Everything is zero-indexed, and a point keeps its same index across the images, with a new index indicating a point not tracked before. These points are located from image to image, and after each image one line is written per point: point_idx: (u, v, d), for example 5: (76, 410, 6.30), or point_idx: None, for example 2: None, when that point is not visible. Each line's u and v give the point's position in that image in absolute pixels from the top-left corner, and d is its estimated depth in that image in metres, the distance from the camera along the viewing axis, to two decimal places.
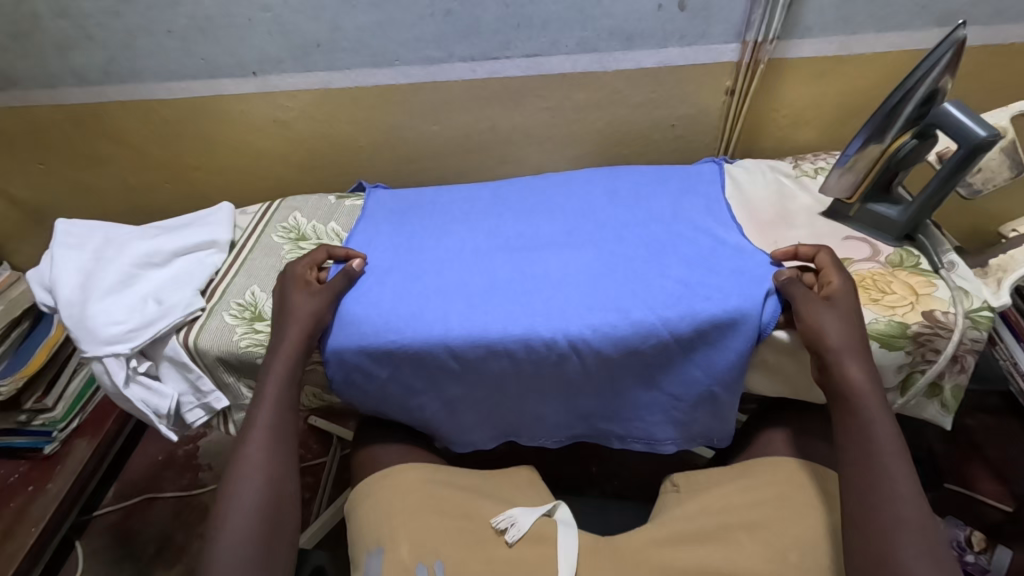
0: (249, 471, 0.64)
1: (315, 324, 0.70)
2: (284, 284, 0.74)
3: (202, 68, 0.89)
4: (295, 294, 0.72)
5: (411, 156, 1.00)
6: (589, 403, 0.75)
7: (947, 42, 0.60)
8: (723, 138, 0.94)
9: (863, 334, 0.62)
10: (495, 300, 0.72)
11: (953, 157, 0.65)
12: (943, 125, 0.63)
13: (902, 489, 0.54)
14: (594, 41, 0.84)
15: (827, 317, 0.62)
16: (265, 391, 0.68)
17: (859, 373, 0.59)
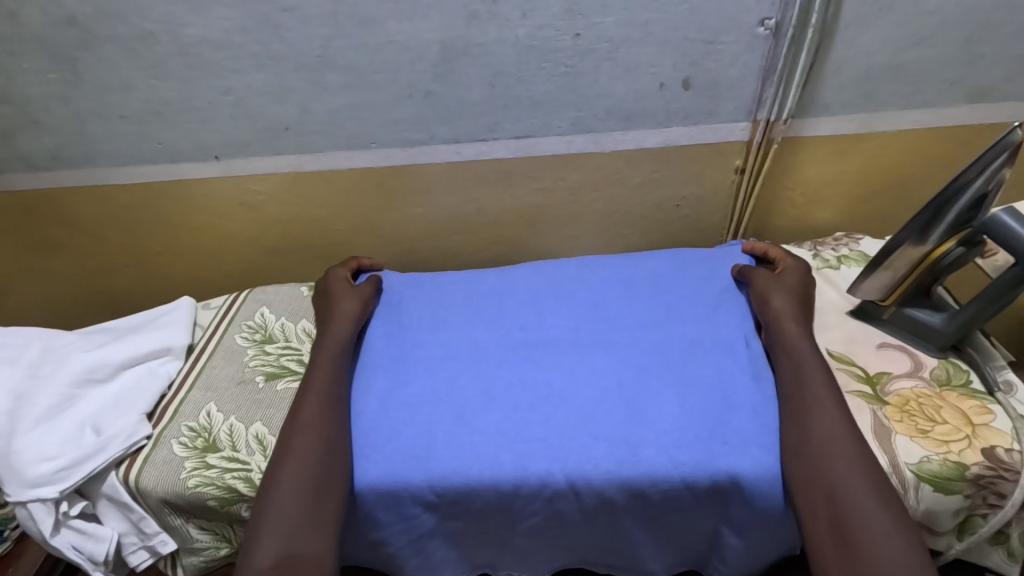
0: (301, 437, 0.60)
1: (358, 311, 0.74)
2: (329, 286, 0.78)
3: (161, 151, 0.81)
4: (340, 293, 0.77)
5: (393, 239, 0.91)
6: (583, 543, 0.64)
7: (1000, 143, 0.52)
8: (733, 219, 0.86)
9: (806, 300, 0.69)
10: (488, 417, 0.64)
11: (1008, 270, 0.56)
12: (997, 234, 0.54)
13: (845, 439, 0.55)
14: (590, 121, 0.76)
15: (771, 285, 0.69)
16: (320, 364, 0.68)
17: (794, 323, 0.65)
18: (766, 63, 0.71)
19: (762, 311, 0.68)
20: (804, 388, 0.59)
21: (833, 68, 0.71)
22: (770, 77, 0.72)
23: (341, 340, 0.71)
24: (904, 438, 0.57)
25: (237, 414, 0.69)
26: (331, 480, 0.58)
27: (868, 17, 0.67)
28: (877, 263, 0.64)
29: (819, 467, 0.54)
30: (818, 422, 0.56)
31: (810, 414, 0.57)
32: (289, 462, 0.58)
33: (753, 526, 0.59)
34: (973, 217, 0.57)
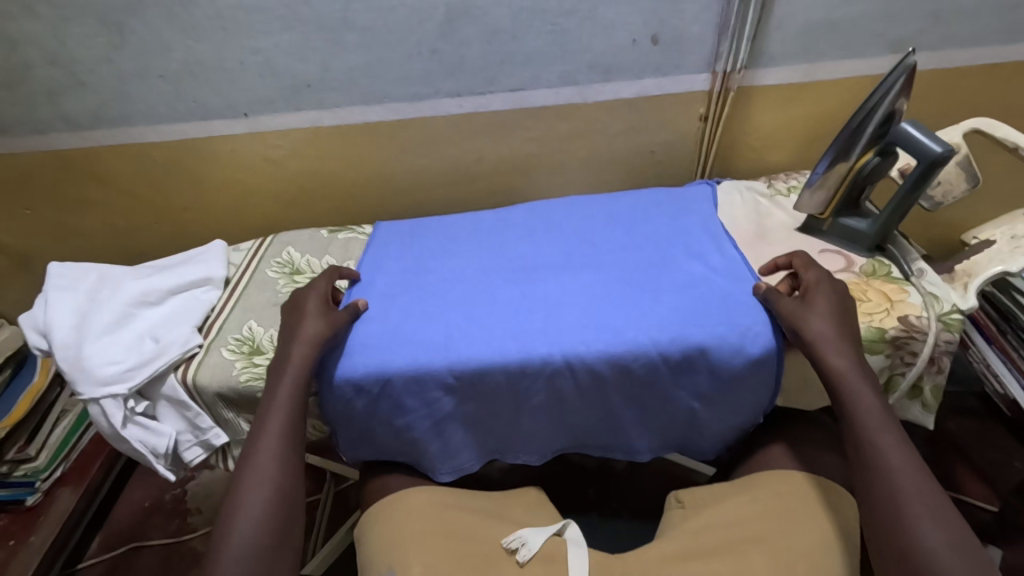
0: (258, 484, 0.63)
1: (323, 337, 0.70)
2: (301, 299, 0.75)
3: (194, 109, 0.91)
4: (308, 309, 0.73)
5: (400, 188, 1.02)
6: (578, 420, 0.76)
7: (900, 66, 0.66)
8: (700, 162, 0.99)
9: (847, 326, 0.65)
10: (495, 317, 0.75)
11: (913, 171, 0.70)
12: (902, 142, 0.68)
13: (908, 482, 0.56)
14: (574, 74, 0.89)
15: (804, 314, 0.66)
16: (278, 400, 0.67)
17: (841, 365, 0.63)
18: (721, 20, 0.84)
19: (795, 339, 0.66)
20: (861, 430, 0.60)
21: (777, 23, 0.85)
22: (726, 32, 0.85)
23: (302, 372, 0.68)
24: None
25: (276, 326, 0.79)
26: (287, 529, 0.63)
27: None
28: (815, 183, 0.75)
29: (885, 516, 0.55)
30: (882, 476, 0.57)
31: (874, 455, 0.58)
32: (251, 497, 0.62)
33: (718, 394, 0.71)
34: (884, 132, 0.71)
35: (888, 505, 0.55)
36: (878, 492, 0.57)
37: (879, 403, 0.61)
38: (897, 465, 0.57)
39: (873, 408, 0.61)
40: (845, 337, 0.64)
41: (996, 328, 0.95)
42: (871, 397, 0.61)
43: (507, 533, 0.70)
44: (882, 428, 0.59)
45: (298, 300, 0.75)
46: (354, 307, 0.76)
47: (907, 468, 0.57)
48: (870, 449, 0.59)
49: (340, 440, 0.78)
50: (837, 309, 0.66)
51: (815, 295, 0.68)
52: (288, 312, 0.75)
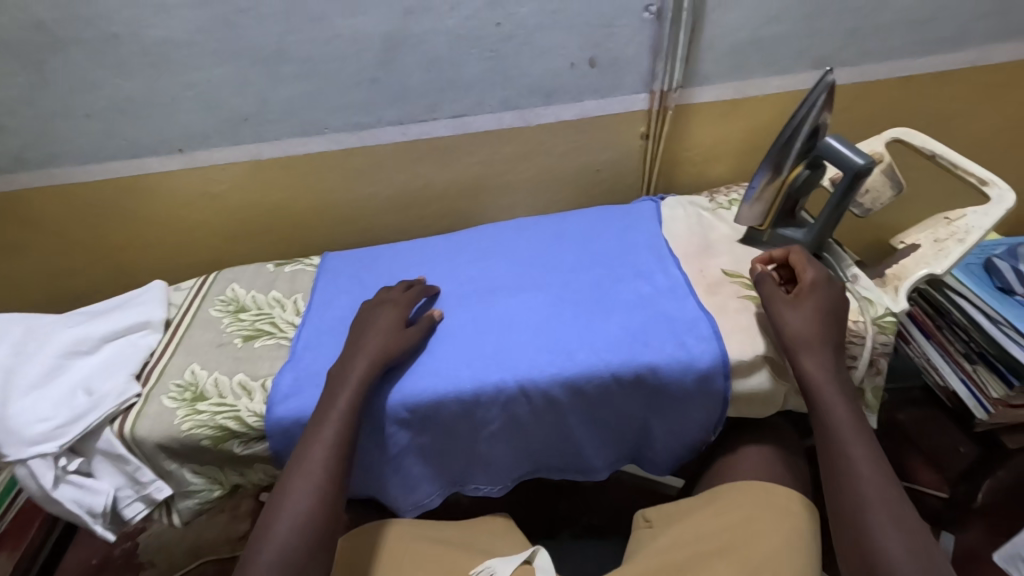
0: (293, 505, 0.61)
1: (388, 352, 0.70)
2: (370, 318, 0.75)
3: (126, 147, 0.88)
4: (376, 325, 0.73)
5: (348, 217, 1.00)
6: (537, 444, 0.76)
7: (820, 85, 0.69)
8: (644, 179, 1.01)
9: (828, 332, 0.67)
10: (448, 346, 0.74)
11: (841, 182, 0.72)
12: (828, 155, 0.71)
13: (878, 494, 0.58)
14: (516, 99, 0.90)
15: (789, 315, 0.68)
16: (325, 418, 0.65)
17: (812, 369, 0.65)
18: (654, 42, 0.86)
19: (783, 341, 0.67)
20: (836, 441, 0.62)
21: (707, 44, 0.88)
22: (660, 53, 0.87)
23: (356, 388, 0.67)
24: None
25: (221, 369, 0.76)
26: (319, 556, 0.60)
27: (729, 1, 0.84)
28: (752, 197, 0.77)
29: (851, 521, 0.58)
30: (853, 480, 0.60)
31: (847, 468, 0.61)
32: (294, 504, 0.61)
33: (670, 409, 0.72)
34: (812, 147, 0.74)
35: (857, 517, 0.58)
36: (848, 503, 0.59)
37: (853, 412, 0.64)
38: (869, 477, 0.59)
39: (847, 418, 0.63)
40: (831, 339, 0.67)
41: (932, 323, 1.00)
42: (845, 407, 0.64)
43: (475, 562, 0.69)
44: (853, 440, 0.62)
45: (369, 315, 0.75)
46: (428, 318, 0.76)
47: (876, 481, 0.59)
48: (846, 461, 0.61)
49: (294, 482, 0.75)
50: (828, 310, 0.68)
51: (810, 296, 0.69)
52: (358, 327, 0.74)
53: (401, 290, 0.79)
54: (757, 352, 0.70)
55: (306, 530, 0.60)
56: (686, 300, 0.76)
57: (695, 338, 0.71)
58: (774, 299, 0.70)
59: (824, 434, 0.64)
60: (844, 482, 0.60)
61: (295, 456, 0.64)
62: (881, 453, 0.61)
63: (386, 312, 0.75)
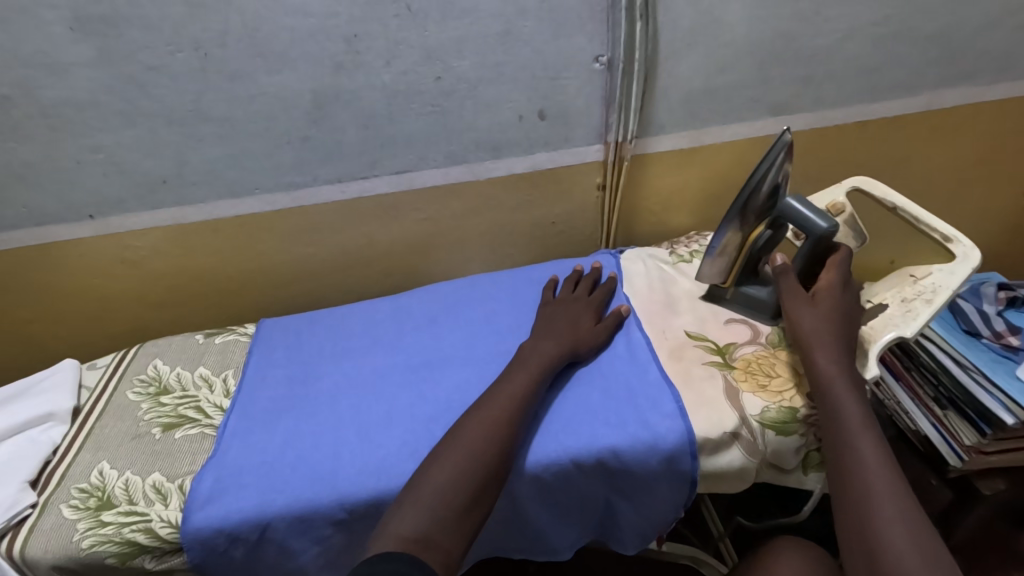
0: (449, 463, 0.56)
1: (572, 341, 0.71)
2: (561, 312, 0.77)
3: (27, 215, 0.79)
4: (569, 316, 0.76)
5: (287, 279, 0.93)
6: (493, 534, 0.69)
7: (777, 144, 0.65)
8: (603, 231, 0.97)
9: (841, 329, 0.65)
10: (391, 432, 0.67)
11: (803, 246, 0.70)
12: (788, 216, 0.69)
13: (885, 486, 0.54)
14: (462, 153, 0.84)
15: (804, 311, 0.66)
16: (502, 389, 0.64)
17: (822, 363, 0.62)
18: (606, 93, 0.83)
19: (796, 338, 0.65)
20: (840, 432, 0.58)
21: (660, 94, 0.84)
22: (612, 104, 0.84)
23: (544, 364, 0.68)
24: (749, 394, 0.67)
25: (134, 468, 0.67)
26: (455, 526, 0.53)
27: (680, 50, 0.81)
28: (714, 255, 0.73)
29: (856, 517, 0.53)
30: (858, 476, 0.55)
31: (852, 457, 0.56)
32: (437, 472, 0.56)
33: (635, 491, 0.67)
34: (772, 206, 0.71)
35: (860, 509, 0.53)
36: (853, 495, 0.54)
37: (863, 408, 0.59)
38: (877, 468, 0.55)
39: (854, 409, 0.59)
40: (842, 332, 0.65)
41: (900, 364, 0.96)
42: (855, 403, 0.60)
43: None
44: (860, 431, 0.57)
45: (564, 308, 0.77)
46: (619, 313, 0.77)
47: (883, 474, 0.55)
48: (851, 450, 0.57)
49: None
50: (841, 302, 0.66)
51: (825, 293, 0.67)
52: (548, 317, 0.76)
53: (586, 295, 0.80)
54: (727, 429, 0.65)
55: (452, 500, 0.54)
56: (648, 369, 0.71)
57: (658, 414, 0.66)
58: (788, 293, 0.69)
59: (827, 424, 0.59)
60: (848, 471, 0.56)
61: (451, 431, 0.61)
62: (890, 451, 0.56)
63: (575, 310, 0.77)
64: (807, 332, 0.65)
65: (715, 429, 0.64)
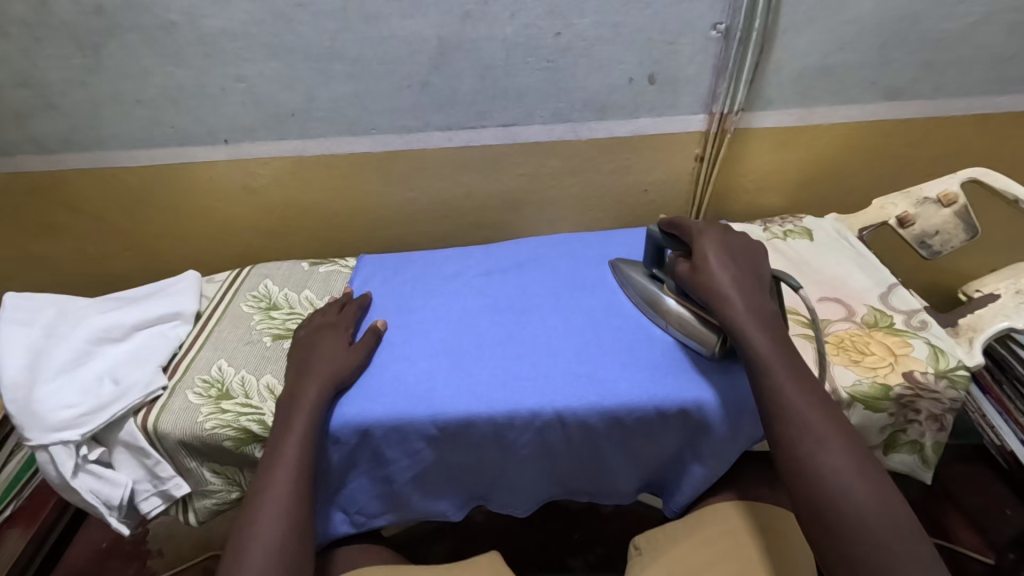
0: (267, 522, 0.58)
1: (340, 367, 0.68)
2: (317, 335, 0.73)
3: (171, 135, 0.87)
4: (332, 345, 0.71)
5: (387, 221, 0.99)
6: (566, 474, 0.72)
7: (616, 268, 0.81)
8: (694, 203, 0.98)
9: (745, 274, 0.65)
10: (481, 362, 0.71)
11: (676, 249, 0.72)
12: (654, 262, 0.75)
13: (819, 420, 0.56)
14: (568, 111, 0.87)
15: (708, 265, 0.65)
16: (296, 428, 0.63)
17: (736, 308, 0.62)
18: (719, 62, 0.83)
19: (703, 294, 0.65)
20: (765, 375, 0.58)
21: (774, 67, 0.84)
22: (724, 74, 0.84)
23: (316, 398, 0.65)
24: (839, 367, 0.66)
25: (248, 368, 0.74)
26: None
27: (801, 24, 0.80)
28: (688, 332, 0.69)
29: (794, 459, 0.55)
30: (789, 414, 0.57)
31: (781, 397, 0.57)
32: (258, 539, 0.57)
33: (712, 451, 0.68)
34: (660, 276, 0.75)
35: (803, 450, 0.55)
36: (788, 438, 0.56)
37: (776, 339, 0.60)
38: (804, 399, 0.57)
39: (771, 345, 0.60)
40: (742, 274, 0.65)
41: (989, 376, 0.88)
42: (767, 338, 0.60)
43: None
44: (780, 367, 0.58)
45: (312, 339, 0.73)
46: (373, 329, 0.74)
47: (812, 406, 0.57)
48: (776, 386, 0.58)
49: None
50: (729, 254, 0.67)
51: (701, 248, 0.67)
52: (305, 354, 0.71)
53: (334, 314, 0.77)
54: None
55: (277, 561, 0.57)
56: None
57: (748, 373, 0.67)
58: (680, 272, 0.68)
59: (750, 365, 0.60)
60: (784, 415, 0.57)
61: (263, 468, 0.62)
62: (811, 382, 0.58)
63: (325, 338, 0.72)
64: (711, 293, 0.64)
65: None
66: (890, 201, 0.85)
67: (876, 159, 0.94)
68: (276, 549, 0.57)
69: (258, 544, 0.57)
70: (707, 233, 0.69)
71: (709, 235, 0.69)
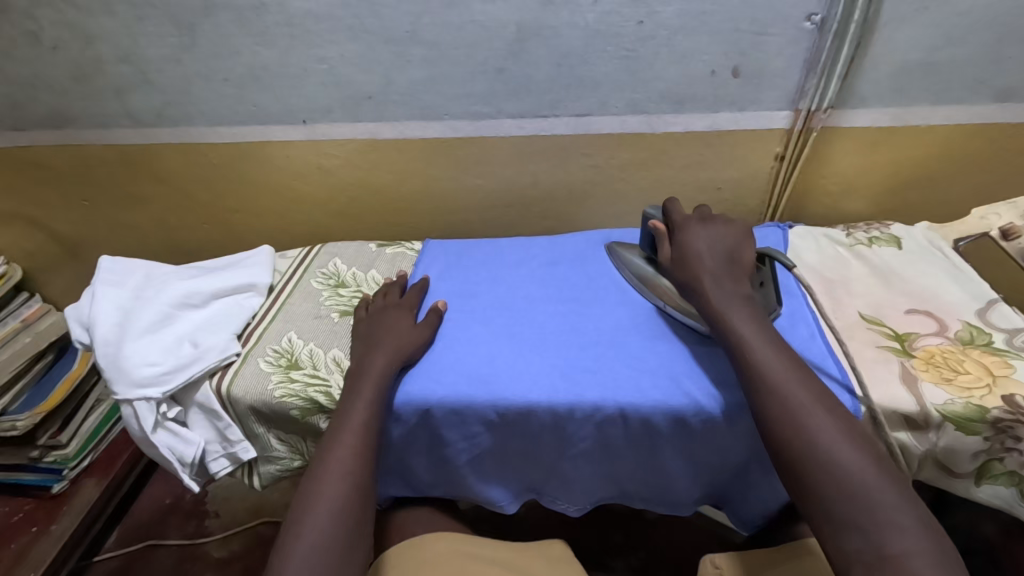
0: (332, 485, 0.59)
1: (402, 344, 0.69)
2: (379, 315, 0.74)
3: (255, 114, 0.90)
4: (396, 323, 0.72)
5: (453, 207, 1.00)
6: (623, 473, 0.71)
7: (613, 252, 0.84)
8: (770, 205, 0.95)
9: (727, 257, 0.68)
10: (543, 352, 0.70)
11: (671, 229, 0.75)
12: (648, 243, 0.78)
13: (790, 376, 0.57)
14: (644, 103, 0.85)
15: (692, 241, 0.69)
16: (362, 395, 0.64)
17: (710, 287, 0.65)
18: (810, 56, 0.78)
19: (683, 278, 0.67)
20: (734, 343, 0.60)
21: (871, 63, 0.79)
22: (814, 69, 0.79)
23: (382, 371, 0.66)
24: (929, 384, 0.62)
25: (317, 341, 0.76)
26: (355, 547, 0.58)
27: (904, 16, 0.74)
28: (671, 307, 0.72)
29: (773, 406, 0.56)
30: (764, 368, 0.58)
31: (778, 393, 0.56)
32: (321, 503, 0.58)
33: None
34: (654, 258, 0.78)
35: (825, 469, 0.52)
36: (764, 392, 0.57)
37: (742, 310, 0.63)
38: (804, 397, 0.55)
39: (774, 357, 0.58)
40: (718, 262, 0.67)
41: None
42: (737, 309, 0.63)
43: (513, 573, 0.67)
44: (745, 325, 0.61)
45: (376, 317, 0.74)
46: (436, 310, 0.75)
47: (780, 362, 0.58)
48: (771, 385, 0.57)
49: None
50: (713, 240, 0.69)
51: (687, 233, 0.70)
52: (370, 330, 0.73)
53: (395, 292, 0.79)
54: (901, 411, 0.60)
55: (338, 527, 0.57)
56: (813, 337, 0.68)
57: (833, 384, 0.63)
58: (662, 259, 0.71)
59: (740, 363, 0.59)
60: (781, 410, 0.55)
61: (328, 435, 0.63)
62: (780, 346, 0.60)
63: (389, 314, 0.74)
64: (688, 276, 0.67)
65: (895, 408, 0.60)
66: (994, 212, 0.83)
67: (978, 165, 0.87)
68: (339, 513, 0.58)
69: (322, 508, 0.58)
70: (689, 223, 0.71)
71: (691, 226, 0.71)
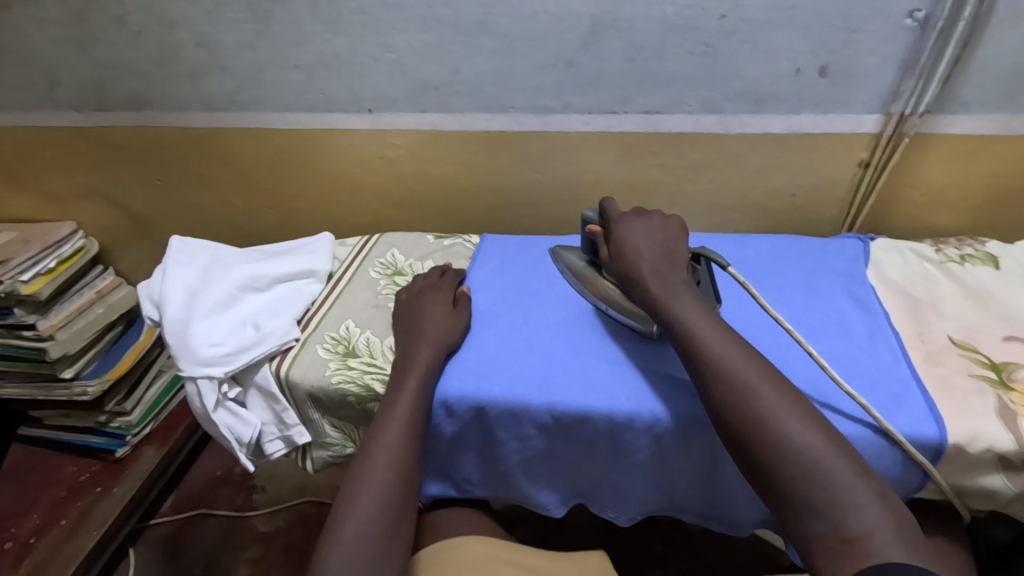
0: (374, 478, 0.59)
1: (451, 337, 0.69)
2: (431, 303, 0.73)
3: (322, 101, 0.91)
4: (448, 313, 0.72)
5: (513, 202, 0.98)
6: (679, 489, 0.68)
7: (557, 257, 0.82)
8: (849, 214, 0.89)
9: (666, 246, 0.64)
10: (598, 356, 0.68)
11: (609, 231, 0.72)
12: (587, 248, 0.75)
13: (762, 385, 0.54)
14: (720, 101, 0.81)
15: (633, 235, 0.65)
16: (407, 385, 0.64)
17: (657, 283, 0.61)
18: (908, 56, 0.73)
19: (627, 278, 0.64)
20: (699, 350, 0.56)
21: (977, 65, 0.72)
22: (912, 71, 0.74)
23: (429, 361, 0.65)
24: None
25: (374, 330, 0.76)
26: (394, 538, 0.58)
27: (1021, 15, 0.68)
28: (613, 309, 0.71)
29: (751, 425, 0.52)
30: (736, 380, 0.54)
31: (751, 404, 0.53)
32: (363, 493, 0.59)
33: None
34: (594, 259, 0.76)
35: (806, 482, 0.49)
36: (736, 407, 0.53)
37: (703, 311, 0.59)
38: (776, 405, 0.53)
39: (726, 343, 0.57)
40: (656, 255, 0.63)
41: None
42: (699, 311, 0.59)
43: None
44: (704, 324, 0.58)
45: (427, 305, 0.73)
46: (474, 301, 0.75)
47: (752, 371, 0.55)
48: (743, 396, 0.53)
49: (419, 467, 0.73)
50: (652, 232, 0.65)
51: (625, 230, 0.66)
52: (417, 317, 0.72)
53: (436, 277, 0.79)
54: (996, 449, 0.55)
55: (378, 519, 0.58)
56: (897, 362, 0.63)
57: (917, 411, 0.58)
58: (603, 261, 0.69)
59: (709, 374, 0.55)
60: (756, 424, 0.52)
61: (374, 423, 0.63)
62: (748, 354, 0.56)
63: (442, 304, 0.73)
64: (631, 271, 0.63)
65: (992, 446, 0.55)
66: None
67: None
68: (380, 504, 0.59)
69: (364, 499, 0.58)
70: (625, 216, 0.67)
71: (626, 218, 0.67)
